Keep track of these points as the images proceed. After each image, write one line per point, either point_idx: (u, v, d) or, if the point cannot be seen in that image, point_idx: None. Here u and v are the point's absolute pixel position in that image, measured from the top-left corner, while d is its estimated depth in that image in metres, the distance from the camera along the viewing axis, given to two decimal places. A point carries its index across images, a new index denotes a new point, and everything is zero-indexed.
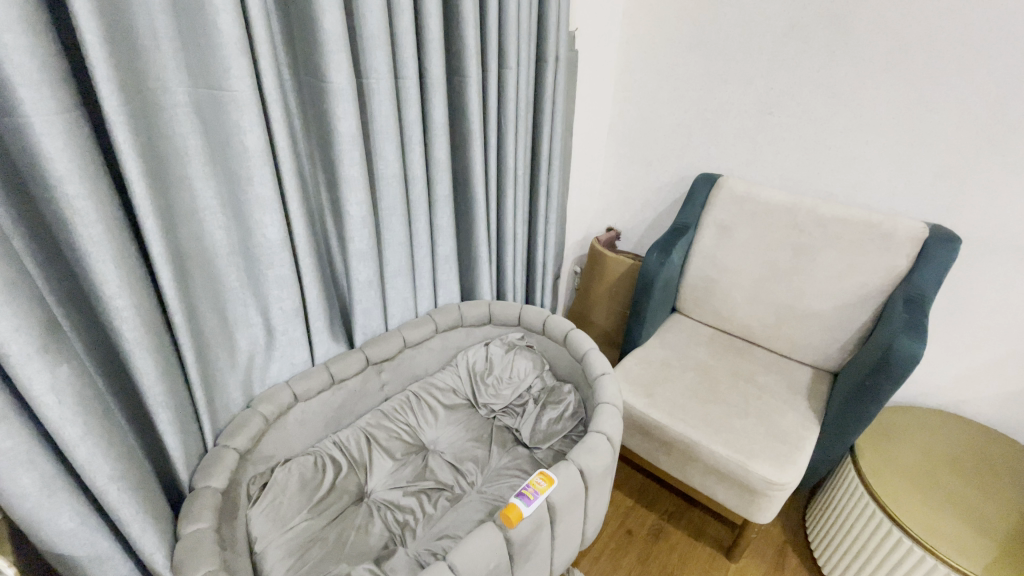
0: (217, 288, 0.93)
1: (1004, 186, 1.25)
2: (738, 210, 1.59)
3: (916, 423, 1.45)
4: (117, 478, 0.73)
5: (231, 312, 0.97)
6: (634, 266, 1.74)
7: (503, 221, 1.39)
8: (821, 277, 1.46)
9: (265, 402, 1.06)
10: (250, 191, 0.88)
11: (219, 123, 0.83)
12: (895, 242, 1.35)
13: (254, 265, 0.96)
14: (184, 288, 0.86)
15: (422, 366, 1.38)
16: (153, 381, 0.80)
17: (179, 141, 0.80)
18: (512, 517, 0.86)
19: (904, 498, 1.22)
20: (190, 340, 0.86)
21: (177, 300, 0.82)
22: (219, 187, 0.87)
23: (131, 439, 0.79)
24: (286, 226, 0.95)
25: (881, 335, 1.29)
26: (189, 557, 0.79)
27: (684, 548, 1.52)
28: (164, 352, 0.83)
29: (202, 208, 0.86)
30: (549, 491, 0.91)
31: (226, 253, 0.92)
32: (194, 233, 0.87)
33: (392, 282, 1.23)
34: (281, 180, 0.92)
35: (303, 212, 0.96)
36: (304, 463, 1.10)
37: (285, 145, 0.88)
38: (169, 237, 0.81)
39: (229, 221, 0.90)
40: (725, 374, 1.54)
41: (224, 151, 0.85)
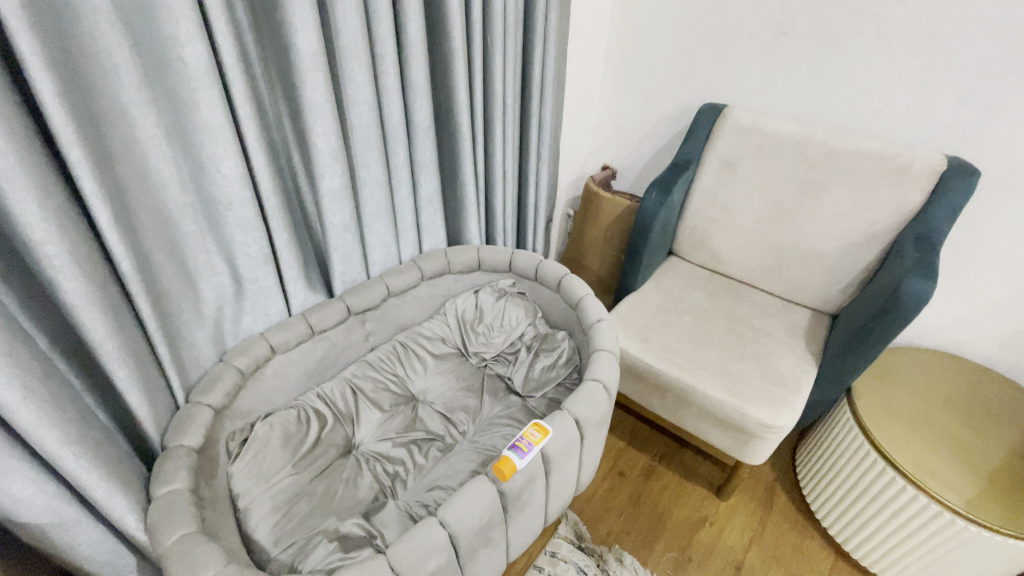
0: (170, 232, 0.83)
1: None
2: (743, 144, 1.48)
3: (914, 364, 1.44)
4: (72, 444, 0.66)
5: (190, 258, 0.88)
6: (631, 207, 1.65)
7: (491, 157, 1.28)
8: (828, 216, 1.39)
9: (239, 355, 0.99)
10: (200, 120, 0.77)
11: (154, 35, 0.70)
12: (910, 175, 1.27)
13: (212, 207, 0.86)
14: (130, 231, 0.76)
15: (408, 315, 1.31)
16: (104, 337, 0.72)
17: (105, 57, 0.67)
18: (505, 470, 0.82)
19: (897, 437, 1.22)
20: (144, 291, 0.78)
21: (122, 246, 0.73)
22: (162, 115, 0.75)
23: (84, 400, 0.72)
24: (245, 161, 0.84)
25: (888, 275, 1.23)
26: (164, 519, 0.74)
27: (675, 487, 1.54)
28: (113, 304, 0.74)
29: (142, 139, 0.75)
30: (544, 442, 0.86)
31: (177, 192, 0.81)
32: (134, 166, 0.75)
33: (372, 225, 1.13)
34: (234, 106, 0.80)
35: (263, 144, 0.85)
36: (287, 418, 1.05)
37: (235, 63, 0.76)
38: (104, 173, 0.70)
39: (178, 155, 0.79)
40: (723, 318, 1.50)
41: (163, 70, 0.72)
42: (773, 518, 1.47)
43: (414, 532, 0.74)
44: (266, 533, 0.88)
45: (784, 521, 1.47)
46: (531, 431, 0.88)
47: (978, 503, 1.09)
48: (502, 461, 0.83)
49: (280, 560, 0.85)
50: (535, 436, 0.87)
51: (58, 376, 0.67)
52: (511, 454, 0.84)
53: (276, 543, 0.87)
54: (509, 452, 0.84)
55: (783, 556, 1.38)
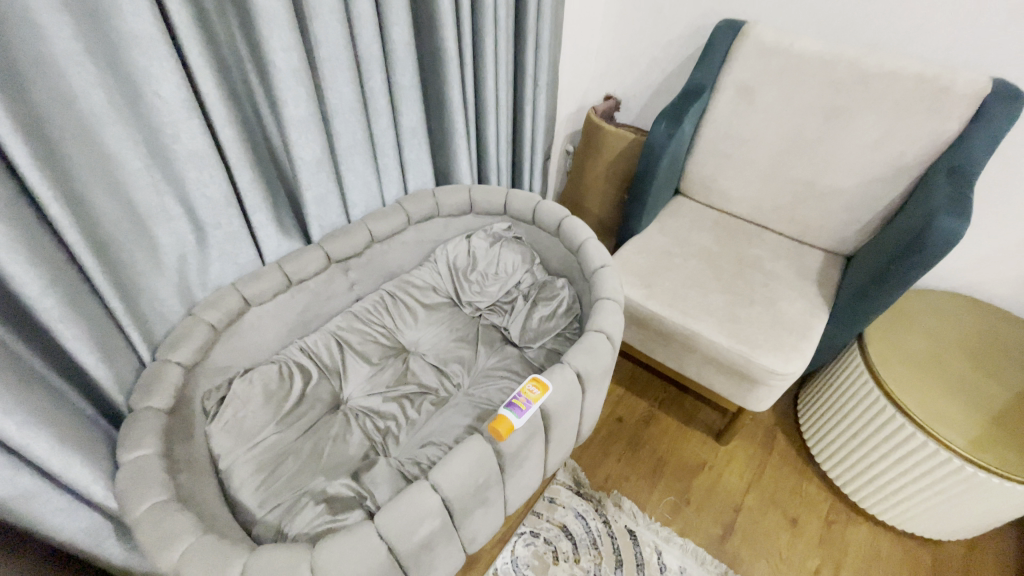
0: (107, 169, 0.72)
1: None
2: (763, 67, 1.33)
3: (928, 306, 1.37)
4: (15, 411, 0.59)
5: (138, 198, 0.77)
6: (636, 141, 1.51)
7: (482, 82, 1.14)
8: (852, 148, 1.28)
9: (209, 308, 0.91)
10: (127, 30, 0.64)
11: None
12: (949, 100, 1.14)
13: (155, 138, 0.74)
14: (56, 168, 0.65)
15: (396, 262, 1.22)
16: (40, 292, 0.63)
17: None
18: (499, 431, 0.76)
19: (906, 381, 1.18)
20: (82, 238, 0.68)
21: (48, 187, 0.62)
22: (78, 22, 0.62)
23: (26, 362, 0.64)
24: (189, 83, 0.72)
25: (915, 213, 1.14)
26: (133, 487, 0.69)
27: (675, 432, 1.52)
28: (47, 255, 0.64)
29: (56, 53, 0.61)
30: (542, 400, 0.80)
31: (110, 120, 0.69)
32: (50, 87, 0.63)
33: (349, 162, 1.01)
34: (169, 14, 0.67)
35: (211, 63, 0.72)
36: (268, 374, 0.98)
37: None
38: (11, 96, 0.58)
39: (105, 75, 0.66)
40: (731, 261, 1.41)
41: None
42: (772, 462, 1.46)
43: (407, 494, 0.69)
44: (251, 494, 0.84)
45: (783, 464, 1.46)
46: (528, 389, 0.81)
47: (982, 446, 1.06)
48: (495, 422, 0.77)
49: (266, 522, 0.80)
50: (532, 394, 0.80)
51: None
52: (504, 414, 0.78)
53: (261, 505, 0.83)
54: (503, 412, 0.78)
55: (782, 498, 1.38)
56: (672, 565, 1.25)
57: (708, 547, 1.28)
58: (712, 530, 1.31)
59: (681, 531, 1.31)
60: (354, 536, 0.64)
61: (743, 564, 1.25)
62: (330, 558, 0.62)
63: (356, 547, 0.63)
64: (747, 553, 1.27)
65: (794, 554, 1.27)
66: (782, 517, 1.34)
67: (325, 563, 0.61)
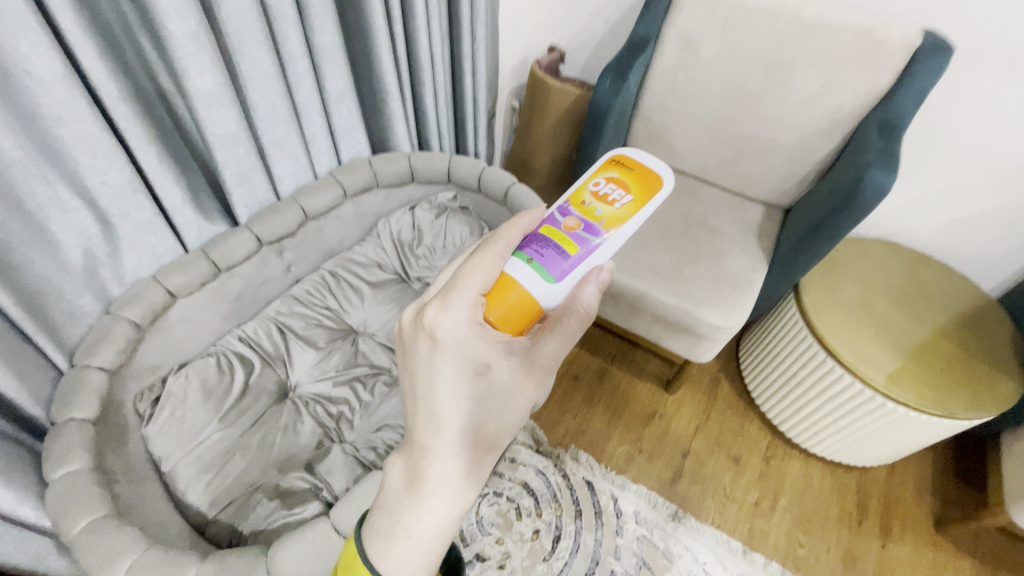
0: None
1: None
2: (708, 17, 1.25)
3: (859, 252, 1.43)
4: None
5: (39, 212, 0.70)
6: (582, 98, 1.47)
7: (415, 42, 1.06)
8: (792, 101, 1.25)
9: (128, 305, 0.83)
10: (21, 66, 0.60)
11: None
12: (884, 53, 1.14)
13: (50, 145, 0.67)
14: None
15: (335, 239, 1.14)
16: None
17: None
18: (521, 325, 0.57)
19: (834, 323, 1.26)
20: None
21: None
22: None
23: None
24: (84, 85, 0.66)
25: (850, 168, 1.16)
26: (63, 507, 0.64)
27: (627, 385, 1.58)
28: None
29: None
30: (623, 220, 0.62)
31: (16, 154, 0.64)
32: None
33: (271, 134, 0.93)
34: (63, 34, 0.62)
35: (120, 81, 0.68)
36: (205, 368, 0.92)
37: None
38: None
39: None
40: (676, 219, 1.37)
41: None
42: (718, 406, 1.56)
43: (356, 492, 0.68)
44: (200, 495, 0.80)
45: (726, 408, 1.56)
46: (594, 198, 0.63)
47: (894, 381, 1.18)
48: (504, 287, 0.57)
49: (219, 522, 0.78)
50: (615, 204, 0.63)
51: None
52: (536, 272, 0.57)
53: (212, 505, 0.80)
54: (532, 269, 0.57)
55: (728, 440, 1.49)
56: (627, 509, 1.33)
57: (660, 490, 1.38)
58: (663, 475, 1.40)
59: (635, 478, 1.39)
60: (309, 531, 0.64)
61: (692, 503, 1.36)
62: (284, 555, 0.62)
63: (312, 538, 0.63)
64: (695, 492, 1.38)
65: (737, 489, 1.39)
66: (726, 457, 1.45)
67: (279, 561, 0.61)
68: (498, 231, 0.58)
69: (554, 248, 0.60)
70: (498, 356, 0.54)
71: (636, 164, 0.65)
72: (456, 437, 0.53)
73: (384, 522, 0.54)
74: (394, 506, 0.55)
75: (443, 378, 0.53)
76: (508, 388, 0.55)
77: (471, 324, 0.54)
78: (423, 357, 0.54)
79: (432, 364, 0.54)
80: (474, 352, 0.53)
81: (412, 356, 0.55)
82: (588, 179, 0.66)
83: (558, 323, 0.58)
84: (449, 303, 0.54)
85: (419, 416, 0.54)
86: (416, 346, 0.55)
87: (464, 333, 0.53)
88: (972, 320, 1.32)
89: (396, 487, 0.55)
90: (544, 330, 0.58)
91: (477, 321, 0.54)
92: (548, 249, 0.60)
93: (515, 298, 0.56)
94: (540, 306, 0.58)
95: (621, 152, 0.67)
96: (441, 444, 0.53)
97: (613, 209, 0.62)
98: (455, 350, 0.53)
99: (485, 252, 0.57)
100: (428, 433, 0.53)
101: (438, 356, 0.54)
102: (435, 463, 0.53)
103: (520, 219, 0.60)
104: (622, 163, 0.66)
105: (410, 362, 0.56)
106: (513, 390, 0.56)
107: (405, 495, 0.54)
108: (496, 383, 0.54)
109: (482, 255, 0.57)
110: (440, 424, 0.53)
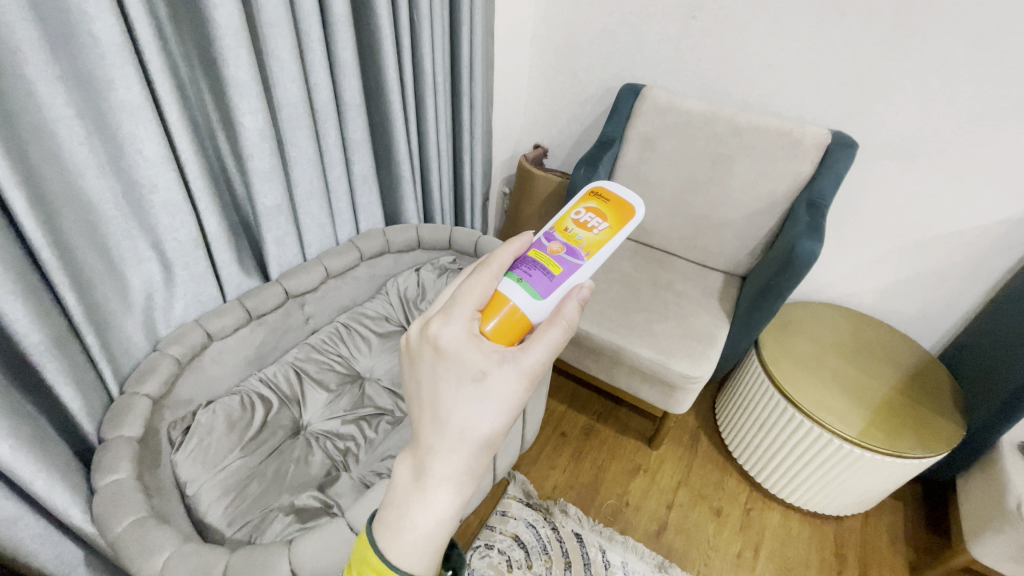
0: (97, 232, 0.82)
1: (924, 78, 1.27)
2: (661, 121, 1.55)
3: (810, 315, 1.61)
4: (37, 461, 0.71)
5: (122, 262, 0.87)
6: (562, 184, 1.73)
7: (425, 137, 1.31)
8: (735, 186, 1.51)
9: (174, 343, 0.97)
10: (138, 154, 0.80)
11: (78, 64, 0.70)
12: (802, 148, 1.41)
13: (141, 211, 0.86)
14: (67, 249, 0.77)
15: (349, 296, 1.31)
16: (52, 354, 0.74)
17: (35, 90, 0.67)
18: (509, 333, 0.67)
19: (799, 380, 1.38)
20: (80, 305, 0.79)
21: (58, 267, 0.74)
22: (95, 142, 0.76)
23: (37, 419, 0.74)
24: (177, 167, 0.86)
25: (786, 238, 1.38)
26: (111, 510, 0.74)
27: (612, 441, 1.67)
28: (55, 321, 0.76)
29: (74, 161, 0.74)
30: (600, 244, 0.75)
31: (116, 215, 0.83)
32: (71, 192, 0.76)
33: (306, 207, 1.14)
34: (169, 130, 0.83)
35: (200, 162, 0.88)
36: (230, 404, 1.03)
37: (163, 69, 0.77)
38: (44, 207, 0.72)
39: (110, 173, 0.80)
40: (647, 284, 1.57)
41: (89, 94, 0.73)
42: (698, 460, 1.64)
43: (367, 499, 0.80)
44: (219, 516, 0.88)
45: (707, 462, 1.64)
46: (577, 226, 0.77)
47: (870, 433, 1.27)
48: (498, 303, 0.68)
49: (237, 539, 0.86)
50: (593, 231, 0.76)
51: (24, 413, 0.71)
52: (526, 289, 0.69)
53: (230, 524, 0.88)
54: (521, 287, 0.70)
55: (709, 492, 1.56)
56: (615, 561, 1.37)
57: (646, 542, 1.42)
58: (649, 527, 1.46)
59: (622, 530, 1.44)
60: (327, 529, 0.74)
61: (678, 554, 1.40)
62: (305, 547, 0.72)
63: (330, 534, 0.73)
64: (680, 543, 1.43)
65: (721, 540, 1.44)
66: (708, 509, 1.51)
67: (301, 552, 0.71)
68: (493, 254, 0.69)
69: (542, 268, 0.72)
70: (491, 365, 0.58)
71: (612, 196, 0.79)
72: (451, 441, 0.57)
73: (390, 520, 0.58)
74: (397, 506, 0.58)
75: (441, 383, 0.58)
76: (502, 397, 0.58)
77: (466, 334, 0.60)
78: (426, 366, 0.60)
79: (431, 371, 0.59)
80: (468, 360, 0.58)
81: (416, 366, 0.61)
82: (572, 209, 0.79)
83: (549, 334, 0.61)
84: (447, 316, 0.61)
85: (423, 417, 0.59)
86: (419, 357, 0.61)
87: (462, 342, 0.59)
88: (922, 371, 1.45)
89: (400, 489, 0.59)
90: (536, 340, 0.61)
91: (472, 332, 0.60)
92: (537, 269, 0.72)
93: (506, 311, 0.67)
94: (529, 318, 0.69)
95: (600, 185, 0.81)
96: (438, 446, 0.57)
97: (592, 235, 0.75)
98: (453, 358, 0.59)
99: (481, 272, 0.66)
100: (427, 435, 0.58)
101: (436, 364, 0.59)
102: (433, 463, 0.57)
103: (510, 244, 0.70)
104: (601, 195, 0.80)
105: (414, 372, 0.62)
106: (507, 399, 0.58)
107: (408, 493, 0.58)
108: (490, 390, 0.58)
109: (478, 275, 0.66)
110: (436, 429, 0.57)
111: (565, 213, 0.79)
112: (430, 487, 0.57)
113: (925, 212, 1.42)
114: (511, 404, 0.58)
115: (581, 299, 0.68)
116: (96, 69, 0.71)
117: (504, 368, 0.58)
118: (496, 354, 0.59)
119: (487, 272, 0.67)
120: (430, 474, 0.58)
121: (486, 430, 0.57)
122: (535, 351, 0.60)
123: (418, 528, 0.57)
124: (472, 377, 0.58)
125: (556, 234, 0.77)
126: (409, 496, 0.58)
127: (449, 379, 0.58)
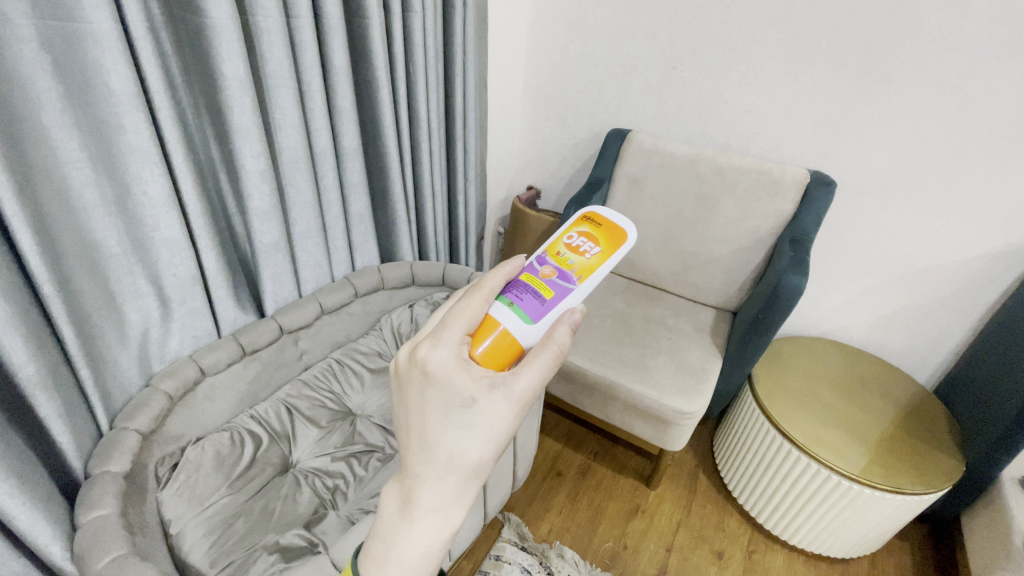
0: (99, 269, 0.85)
1: (893, 120, 1.34)
2: (647, 163, 1.62)
3: (802, 349, 1.61)
4: (24, 498, 0.71)
5: (119, 298, 0.89)
6: (553, 223, 1.79)
7: (420, 179, 1.37)
8: (721, 223, 1.56)
9: (167, 378, 0.98)
10: (144, 196, 0.85)
11: (94, 116, 0.76)
12: (783, 187, 1.47)
13: (143, 250, 0.89)
14: (67, 286, 0.79)
15: (343, 332, 1.32)
16: (44, 388, 0.75)
17: (50, 139, 0.72)
18: (500, 357, 0.64)
19: (793, 415, 1.36)
20: (76, 341, 0.80)
21: (58, 302, 0.76)
22: (103, 185, 0.80)
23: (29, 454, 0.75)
24: (179, 208, 0.90)
25: (772, 273, 1.41)
26: (91, 547, 0.72)
27: (609, 480, 1.64)
28: (51, 357, 0.77)
29: (83, 203, 0.79)
30: (592, 269, 0.74)
31: (118, 253, 0.86)
32: (76, 231, 0.79)
33: (304, 245, 1.18)
34: (174, 172, 0.88)
35: (201, 202, 0.92)
36: (220, 441, 1.03)
37: (171, 117, 0.82)
38: (49, 245, 0.75)
39: (116, 214, 0.84)
40: (639, 319, 1.59)
41: (101, 142, 0.78)
42: (698, 500, 1.61)
43: (351, 536, 0.79)
44: (202, 555, 0.87)
45: (706, 502, 1.60)
46: (569, 250, 0.76)
47: (871, 469, 1.23)
48: (488, 327, 0.65)
49: None
50: (586, 255, 0.75)
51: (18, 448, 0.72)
52: (517, 313, 0.67)
53: (212, 565, 0.86)
54: (512, 311, 0.67)
55: (709, 533, 1.51)
56: None
57: None
58: (648, 571, 1.41)
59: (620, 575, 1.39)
60: (310, 568, 0.74)
61: None
62: None
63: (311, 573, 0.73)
64: None
65: None
66: (708, 552, 1.46)
67: None
68: (483, 278, 0.66)
69: (534, 292, 0.70)
70: (480, 391, 0.56)
71: (604, 220, 0.78)
72: (440, 470, 0.55)
73: (379, 547, 0.58)
74: (385, 535, 0.58)
75: (429, 411, 0.56)
76: (492, 423, 0.56)
77: (455, 359, 0.57)
78: (414, 391, 0.57)
79: (418, 399, 0.57)
80: (456, 388, 0.55)
81: (404, 392, 0.59)
82: (563, 233, 0.78)
83: (540, 358, 0.59)
84: (435, 341, 0.58)
85: (410, 444, 0.57)
86: (407, 382, 0.58)
87: (451, 367, 0.56)
88: (916, 406, 1.43)
89: (389, 517, 0.58)
90: (528, 364, 0.58)
91: (462, 357, 0.58)
92: (529, 293, 0.70)
93: (497, 335, 0.65)
94: (520, 343, 0.66)
95: (591, 210, 0.81)
96: (426, 476, 0.55)
97: (584, 260, 0.75)
98: (440, 385, 0.56)
99: (471, 296, 0.64)
100: (416, 464, 0.56)
101: (424, 391, 0.57)
102: (421, 494, 0.56)
103: (501, 268, 0.69)
104: (593, 219, 0.79)
105: (402, 397, 0.60)
106: (498, 426, 0.56)
107: (395, 524, 0.57)
108: (479, 417, 0.55)
109: (468, 300, 0.64)
110: (425, 457, 0.55)
111: (557, 237, 0.78)
112: (417, 517, 0.56)
113: (905, 247, 1.46)
114: (502, 430, 0.56)
115: (574, 323, 0.65)
116: (110, 120, 0.77)
117: (494, 394, 0.56)
118: (485, 380, 0.56)
119: (478, 297, 0.65)
120: (417, 504, 0.56)
121: (476, 458, 0.55)
122: (525, 374, 0.57)
123: (406, 557, 0.56)
124: (460, 405, 0.55)
125: (547, 258, 0.76)
126: (397, 526, 0.57)
127: (438, 407, 0.56)
